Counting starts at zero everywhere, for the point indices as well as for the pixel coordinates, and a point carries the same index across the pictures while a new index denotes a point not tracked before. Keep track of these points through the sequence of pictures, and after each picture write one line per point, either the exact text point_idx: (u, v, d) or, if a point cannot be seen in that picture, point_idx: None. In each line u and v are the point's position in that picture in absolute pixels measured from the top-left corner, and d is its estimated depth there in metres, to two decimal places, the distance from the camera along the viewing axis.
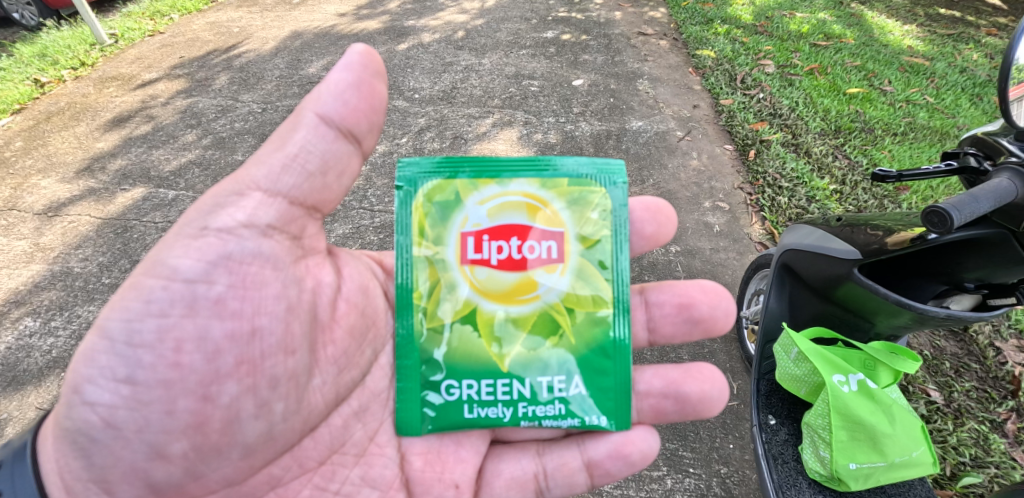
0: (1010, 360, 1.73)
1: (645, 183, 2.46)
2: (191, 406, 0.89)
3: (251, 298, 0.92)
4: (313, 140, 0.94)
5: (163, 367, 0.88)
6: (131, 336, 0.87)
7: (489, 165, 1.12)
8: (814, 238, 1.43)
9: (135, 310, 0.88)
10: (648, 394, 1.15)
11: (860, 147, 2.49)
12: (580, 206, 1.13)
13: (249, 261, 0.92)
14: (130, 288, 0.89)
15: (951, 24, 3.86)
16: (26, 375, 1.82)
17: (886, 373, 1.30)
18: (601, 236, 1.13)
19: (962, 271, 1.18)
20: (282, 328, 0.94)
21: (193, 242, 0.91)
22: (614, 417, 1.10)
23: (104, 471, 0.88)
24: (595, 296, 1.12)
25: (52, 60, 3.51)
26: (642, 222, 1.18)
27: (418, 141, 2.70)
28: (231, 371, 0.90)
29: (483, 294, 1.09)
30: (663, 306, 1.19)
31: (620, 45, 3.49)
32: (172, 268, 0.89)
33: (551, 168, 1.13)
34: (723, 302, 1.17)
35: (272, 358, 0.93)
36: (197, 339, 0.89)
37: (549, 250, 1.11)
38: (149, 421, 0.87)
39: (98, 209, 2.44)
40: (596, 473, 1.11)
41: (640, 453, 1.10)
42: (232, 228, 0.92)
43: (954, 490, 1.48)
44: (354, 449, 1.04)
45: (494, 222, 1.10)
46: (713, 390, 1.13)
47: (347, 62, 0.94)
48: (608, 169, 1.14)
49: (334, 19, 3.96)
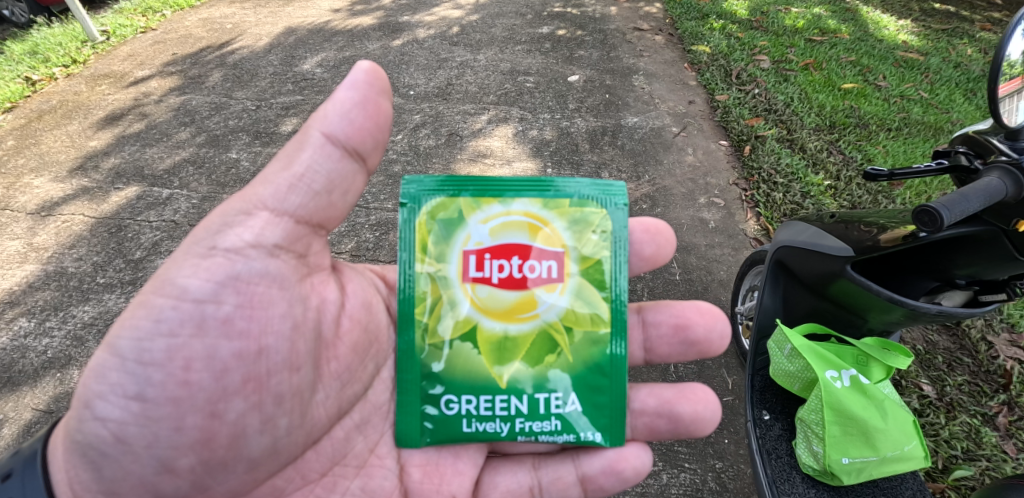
0: (1002, 354, 1.75)
1: (641, 179, 2.46)
2: (198, 423, 0.88)
3: (258, 318, 0.91)
4: (319, 160, 0.94)
5: (171, 385, 0.87)
6: (141, 355, 0.87)
7: (493, 184, 1.12)
8: (808, 236, 1.44)
9: (145, 329, 0.88)
10: (643, 412, 1.16)
11: (854, 143, 2.50)
12: (580, 226, 1.13)
13: (257, 281, 0.92)
14: (139, 306, 0.88)
15: (946, 19, 3.88)
16: (20, 376, 1.82)
17: (878, 370, 1.32)
18: (602, 256, 1.13)
19: (953, 269, 1.19)
20: (288, 346, 0.94)
21: (202, 261, 0.90)
22: (609, 433, 1.10)
23: (113, 484, 0.88)
24: (594, 314, 1.12)
25: (42, 58, 3.47)
26: (642, 242, 1.19)
27: (413, 138, 2.69)
28: (237, 389, 0.90)
29: (484, 312, 1.09)
30: (660, 326, 1.20)
31: (616, 40, 3.49)
32: (181, 288, 0.89)
33: (554, 188, 1.13)
34: (719, 324, 1.18)
35: (277, 375, 0.93)
36: (205, 358, 0.88)
37: (550, 270, 1.11)
38: (158, 437, 0.87)
39: (92, 208, 2.43)
40: (590, 487, 1.12)
41: (633, 469, 1.11)
42: (240, 248, 0.91)
43: (946, 484, 1.50)
44: (355, 461, 1.05)
45: (496, 241, 1.10)
46: (706, 412, 1.14)
47: (353, 81, 0.93)
48: (610, 190, 1.14)
49: (328, 15, 3.93)
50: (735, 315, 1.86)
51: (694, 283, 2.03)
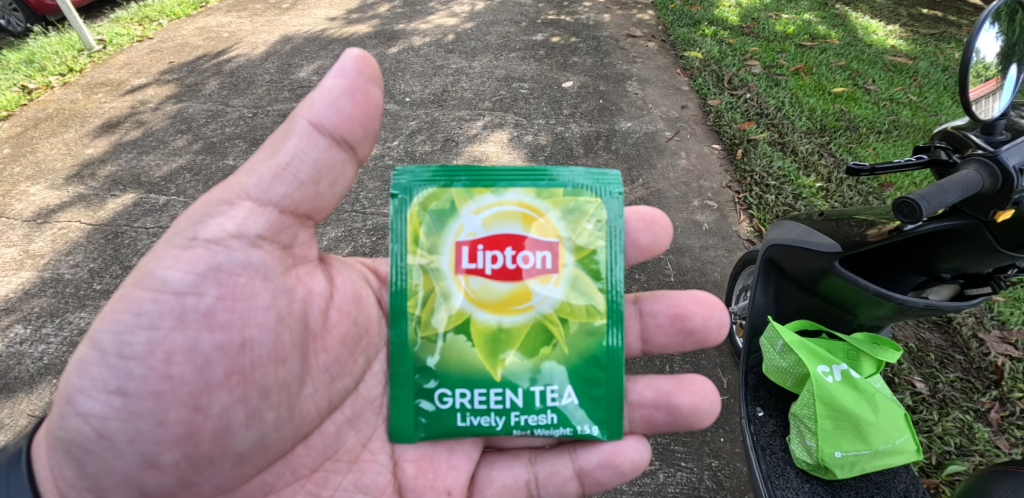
0: (993, 351, 1.77)
1: (635, 183, 2.49)
2: (182, 417, 0.90)
3: (240, 310, 0.92)
4: (305, 149, 0.95)
5: (154, 379, 0.88)
6: (122, 349, 0.88)
7: (486, 175, 1.14)
8: (797, 233, 1.47)
9: (126, 322, 0.89)
10: (640, 405, 1.18)
11: (845, 146, 2.53)
12: (574, 216, 1.15)
13: (238, 272, 0.93)
14: (120, 299, 0.90)
15: (933, 24, 3.95)
16: (16, 383, 1.81)
17: (869, 363, 1.34)
18: (595, 246, 1.15)
19: (938, 262, 1.22)
20: (273, 339, 0.95)
21: (183, 253, 0.91)
22: (605, 426, 1.12)
23: (98, 480, 0.89)
24: (588, 306, 1.14)
25: (39, 67, 3.49)
26: (638, 231, 1.22)
27: (409, 144, 2.72)
28: (222, 382, 0.91)
29: (477, 304, 1.11)
30: (657, 316, 1.22)
31: (609, 47, 3.54)
32: (161, 280, 0.90)
33: (548, 178, 1.15)
34: (717, 313, 1.19)
35: (262, 368, 0.94)
36: (186, 351, 0.90)
37: (543, 260, 1.13)
38: (141, 432, 0.88)
39: (89, 215, 2.44)
40: (586, 481, 1.14)
41: (630, 463, 1.12)
42: (221, 239, 0.92)
43: (940, 479, 1.51)
44: (347, 456, 1.06)
45: (489, 232, 1.12)
46: (704, 404, 1.15)
47: (341, 68, 0.94)
48: (604, 180, 1.16)
49: (325, 24, 3.98)
50: (730, 314, 1.88)
51: (688, 284, 2.05)
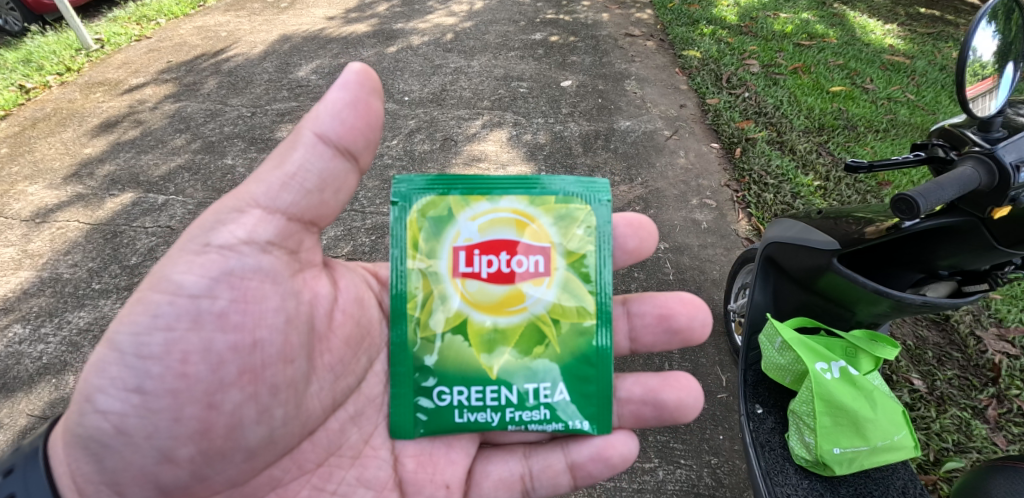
0: (990, 349, 1.78)
1: (634, 181, 2.50)
2: (196, 414, 0.90)
3: (252, 311, 0.92)
4: (311, 159, 0.95)
5: (171, 377, 0.89)
6: (140, 349, 0.88)
7: (482, 182, 1.14)
8: (795, 232, 1.47)
9: (143, 324, 0.89)
10: (629, 400, 1.18)
11: (843, 145, 2.54)
12: (565, 222, 1.15)
13: (250, 276, 0.93)
14: (137, 302, 0.90)
15: (931, 23, 3.96)
16: (15, 383, 1.81)
17: (866, 360, 1.35)
18: (586, 251, 1.15)
19: (936, 259, 1.23)
20: (282, 339, 0.95)
21: (196, 258, 0.92)
22: (597, 421, 1.12)
23: (115, 475, 0.89)
24: (580, 307, 1.14)
25: (36, 66, 3.48)
26: (624, 236, 1.22)
27: (408, 143, 2.72)
28: (234, 381, 0.92)
29: (473, 306, 1.11)
30: (644, 316, 1.23)
31: (608, 46, 3.54)
32: (177, 284, 0.90)
33: (541, 185, 1.16)
34: (700, 313, 1.20)
35: (272, 367, 0.94)
36: (201, 351, 0.90)
37: (537, 264, 1.13)
38: (159, 428, 0.89)
39: (87, 214, 2.44)
40: (579, 474, 1.14)
41: (620, 456, 1.13)
42: (233, 244, 0.93)
43: (938, 475, 1.52)
44: (350, 452, 1.06)
45: (484, 237, 1.12)
46: (688, 399, 1.17)
47: (344, 82, 0.94)
48: (593, 187, 1.17)
49: (323, 23, 3.97)
50: (729, 312, 1.88)
51: (687, 282, 2.06)
